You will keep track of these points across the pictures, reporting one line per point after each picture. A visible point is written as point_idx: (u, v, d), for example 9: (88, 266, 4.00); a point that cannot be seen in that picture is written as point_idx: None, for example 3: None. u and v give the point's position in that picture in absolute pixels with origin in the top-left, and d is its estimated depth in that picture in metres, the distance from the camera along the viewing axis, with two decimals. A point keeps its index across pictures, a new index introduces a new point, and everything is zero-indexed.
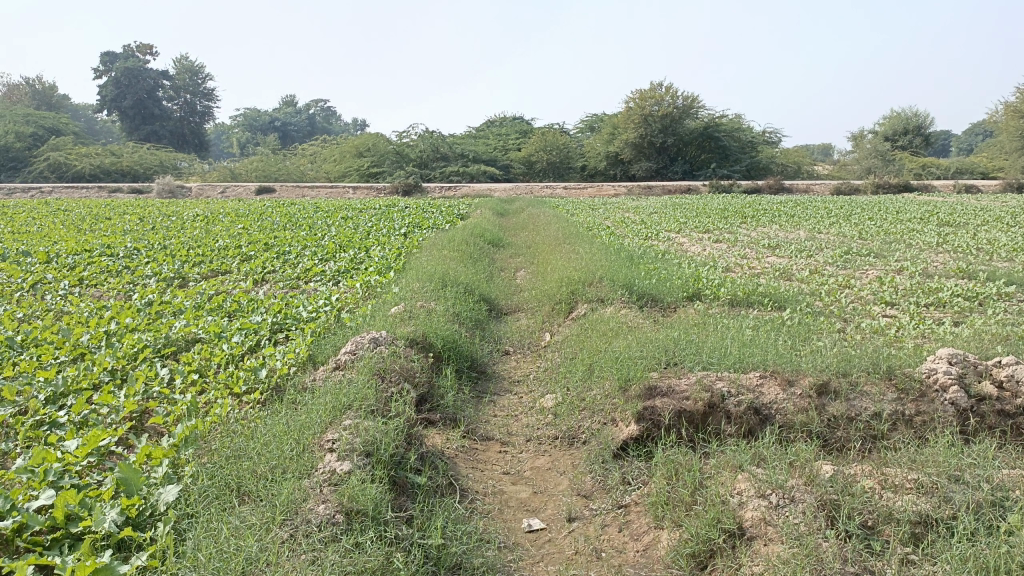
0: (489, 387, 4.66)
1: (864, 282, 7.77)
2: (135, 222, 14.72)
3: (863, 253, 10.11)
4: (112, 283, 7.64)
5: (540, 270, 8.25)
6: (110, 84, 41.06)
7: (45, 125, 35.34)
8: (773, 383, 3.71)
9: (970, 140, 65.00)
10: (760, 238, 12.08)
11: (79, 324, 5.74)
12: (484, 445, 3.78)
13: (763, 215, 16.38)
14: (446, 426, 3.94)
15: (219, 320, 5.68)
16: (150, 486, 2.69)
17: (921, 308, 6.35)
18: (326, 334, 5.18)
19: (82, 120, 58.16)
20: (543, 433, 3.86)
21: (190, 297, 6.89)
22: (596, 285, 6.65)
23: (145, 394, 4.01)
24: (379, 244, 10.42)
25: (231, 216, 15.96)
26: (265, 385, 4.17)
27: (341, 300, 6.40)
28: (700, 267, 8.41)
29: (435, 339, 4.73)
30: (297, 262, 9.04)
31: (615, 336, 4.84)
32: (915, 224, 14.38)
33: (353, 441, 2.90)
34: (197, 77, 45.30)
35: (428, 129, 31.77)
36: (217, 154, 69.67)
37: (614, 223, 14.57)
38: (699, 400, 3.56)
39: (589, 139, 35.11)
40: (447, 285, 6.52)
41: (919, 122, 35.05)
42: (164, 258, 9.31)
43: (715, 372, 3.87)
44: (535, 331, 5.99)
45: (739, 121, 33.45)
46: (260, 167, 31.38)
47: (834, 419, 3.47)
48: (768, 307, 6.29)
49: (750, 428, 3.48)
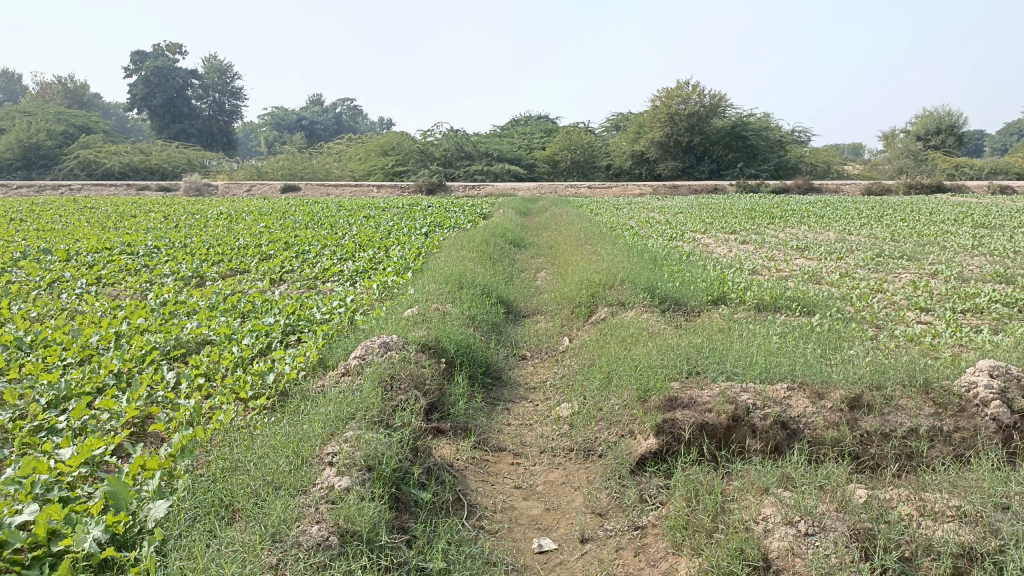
0: (503, 395, 4.50)
1: (897, 286, 7.49)
2: (159, 220, 14.77)
3: (895, 256, 9.81)
4: (129, 283, 7.59)
5: (561, 272, 8.08)
6: (140, 83, 41.50)
7: (76, 123, 35.77)
8: (802, 396, 3.51)
9: (1004, 140, 63.86)
10: (788, 239, 11.80)
11: (91, 324, 5.66)
12: (496, 456, 3.61)
13: (790, 216, 16.05)
14: (456, 436, 3.79)
15: (230, 321, 5.56)
16: (141, 501, 2.56)
17: (957, 315, 6.08)
18: (338, 337, 5.06)
19: (112, 118, 58.89)
20: (558, 445, 3.70)
21: (204, 297, 6.79)
22: (617, 287, 6.46)
23: (149, 399, 3.90)
24: (400, 244, 10.30)
25: (254, 214, 15.95)
26: (272, 391, 4.05)
27: (356, 301, 6.28)
28: (726, 270, 8.20)
29: (448, 344, 4.57)
30: (316, 262, 8.94)
31: (635, 342, 4.66)
32: (949, 225, 13.99)
33: (355, 454, 2.75)
34: (225, 76, 45.61)
35: (453, 128, 31.68)
36: (244, 152, 70.25)
37: (638, 223, 14.37)
38: (722, 413, 3.38)
39: (615, 138, 34.81)
40: (464, 287, 6.37)
41: (952, 121, 34.32)
42: (183, 257, 9.26)
43: (739, 383, 3.68)
44: (553, 335, 5.82)
45: (767, 120, 32.97)
46: (286, 165, 31.49)
47: (867, 435, 3.27)
48: (797, 311, 6.06)
49: (776, 443, 3.30)
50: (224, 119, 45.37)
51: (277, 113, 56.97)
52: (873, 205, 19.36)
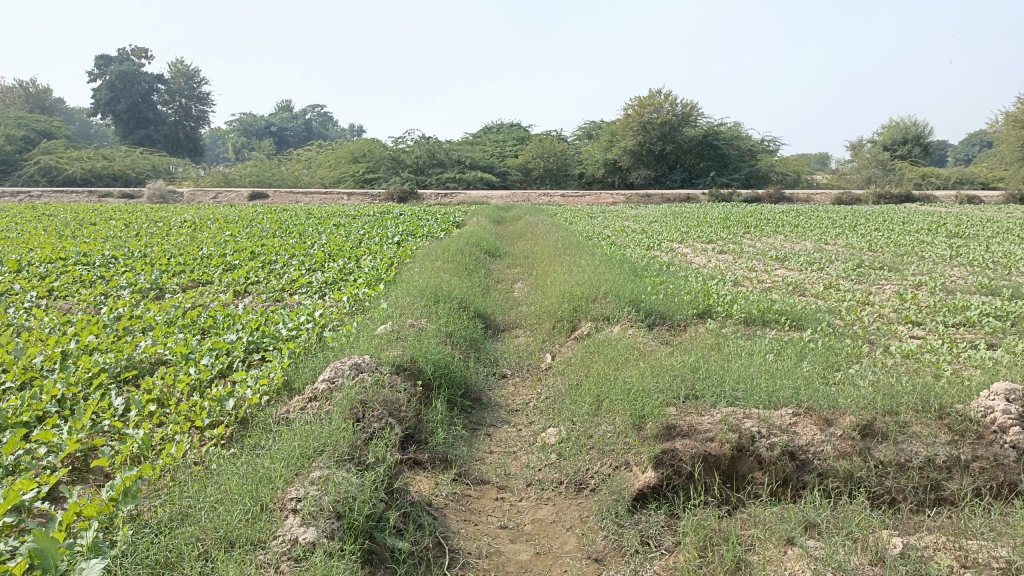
0: (484, 419, 4.18)
1: (884, 299, 7.31)
2: (121, 228, 14.26)
3: (875, 266, 9.69)
4: (82, 295, 7.17)
5: (539, 283, 7.81)
6: (104, 88, 40.54)
7: (37, 128, 34.75)
8: (809, 423, 3.25)
9: (967, 151, 65.26)
10: (766, 249, 11.66)
11: (36, 341, 5.24)
12: (479, 490, 3.30)
13: (766, 225, 15.95)
14: (435, 468, 3.46)
15: (189, 338, 5.19)
16: (74, 558, 2.19)
17: (950, 329, 5.90)
18: (305, 356, 4.72)
19: (74, 123, 57.59)
20: (546, 477, 3.39)
21: (163, 311, 6.39)
22: (600, 301, 6.19)
23: (93, 429, 3.53)
24: (371, 253, 9.94)
25: (219, 222, 15.43)
26: (231, 419, 3.70)
27: (324, 315, 5.92)
28: (708, 281, 7.97)
29: (425, 364, 4.24)
30: (283, 273, 8.57)
31: (625, 362, 4.38)
32: (924, 235, 13.99)
33: (322, 498, 2.42)
34: (193, 81, 44.75)
35: (424, 136, 31.33)
36: (211, 158, 69.20)
37: (614, 232, 14.16)
38: (726, 443, 3.12)
39: (587, 146, 34.73)
40: (439, 301, 6.05)
41: (918, 131, 34.75)
42: (143, 267, 8.83)
43: (741, 409, 3.41)
44: (534, 351, 5.53)
45: (738, 130, 33.08)
46: (254, 172, 30.88)
47: (881, 466, 3.03)
48: (787, 325, 5.82)
49: (785, 475, 3.04)
50: (190, 124, 44.51)
51: (244, 120, 56.16)
52: (845, 214, 19.38)
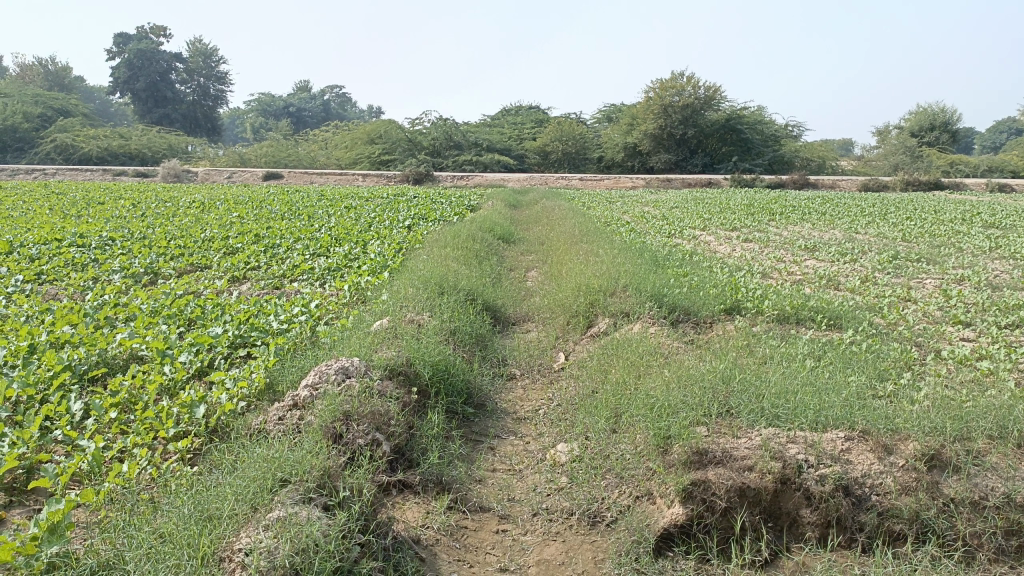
0: (488, 430, 3.73)
1: (926, 295, 6.77)
2: (127, 207, 13.93)
3: (913, 258, 9.11)
4: (71, 280, 6.80)
5: (554, 273, 7.34)
6: (123, 66, 40.33)
7: (55, 106, 34.52)
8: (865, 450, 2.78)
9: (996, 139, 63.94)
10: (794, 238, 11.12)
11: (8, 330, 4.86)
12: (478, 520, 2.85)
13: (791, 212, 15.36)
14: (427, 492, 3.00)
15: (170, 331, 4.77)
16: None
17: (1003, 331, 5.37)
18: (295, 353, 4.29)
19: (94, 102, 57.54)
20: (555, 505, 2.93)
21: (151, 298, 5.98)
22: (619, 295, 5.71)
23: (41, 441, 3.13)
24: (379, 238, 9.51)
25: (228, 203, 15.05)
26: (200, 429, 3.27)
27: (321, 306, 5.49)
28: (735, 272, 7.47)
29: (422, 367, 3.79)
30: (285, 258, 8.14)
31: (647, 368, 3.90)
32: (959, 225, 13.33)
33: (276, 549, 1.99)
34: (211, 60, 44.38)
35: (442, 117, 30.87)
36: (230, 138, 68.99)
37: (634, 218, 13.60)
38: (768, 474, 2.66)
39: (606, 130, 34.06)
40: (444, 292, 5.59)
41: (946, 118, 33.75)
42: (140, 249, 8.46)
43: (782, 431, 2.92)
44: (546, 348, 5.06)
45: (761, 114, 32.26)
46: (270, 151, 30.51)
47: (953, 505, 2.57)
48: (824, 325, 5.30)
49: (838, 515, 2.59)
50: (208, 104, 44.19)
51: (262, 100, 55.91)
52: (873, 201, 18.71)
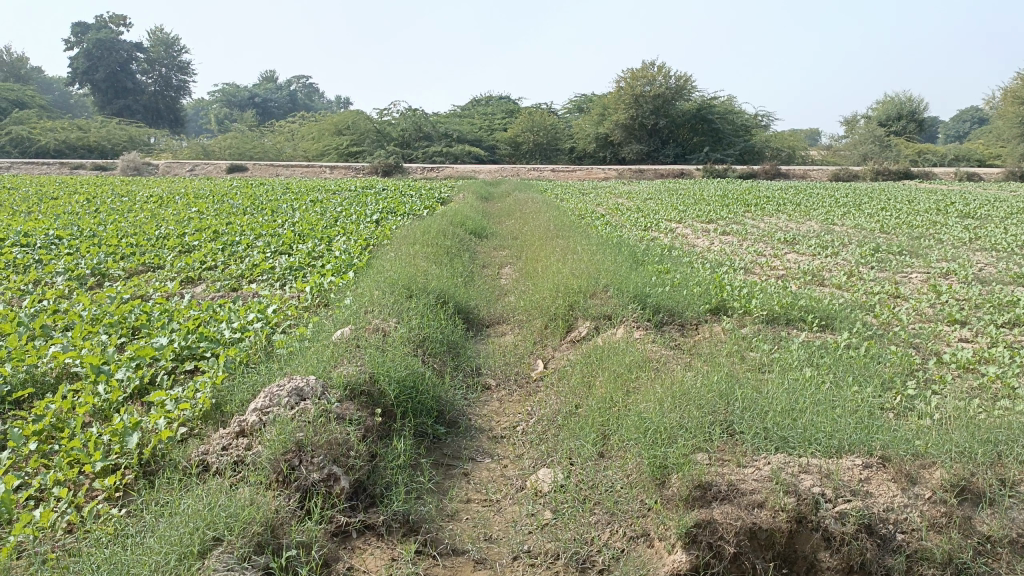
0: (462, 451, 3.36)
1: (915, 291, 6.52)
2: (81, 203, 13.30)
3: (894, 251, 8.89)
4: (8, 283, 6.29)
5: (528, 271, 6.99)
6: (82, 56, 39.13)
7: (10, 98, 33.34)
8: (888, 480, 2.46)
9: (960, 128, 64.83)
10: (772, 229, 10.89)
11: None
12: (450, 567, 2.48)
13: (767, 203, 15.18)
14: (392, 534, 2.63)
15: (109, 343, 4.33)
16: None
17: (1000, 330, 5.11)
18: (248, 366, 3.88)
19: (53, 94, 56.03)
20: (539, 545, 2.58)
21: (93, 304, 5.50)
22: (600, 296, 5.37)
23: None
24: (345, 234, 9.07)
25: (188, 197, 14.45)
26: (132, 461, 2.86)
27: (279, 312, 5.07)
28: (716, 268, 7.17)
29: (386, 385, 3.42)
30: (244, 256, 7.66)
31: (634, 382, 3.56)
32: (934, 215, 13.19)
33: None
34: (173, 50, 43.22)
35: (411, 107, 30.30)
36: (194, 130, 67.55)
37: (608, 211, 13.29)
38: (781, 512, 2.34)
39: (577, 120, 33.77)
40: (413, 294, 5.21)
41: (913, 107, 33.91)
42: (87, 248, 7.95)
43: (792, 458, 2.60)
44: (524, 355, 4.70)
45: (731, 104, 32.18)
46: (235, 143, 29.74)
47: (990, 544, 2.25)
48: (816, 326, 5.00)
49: (862, 560, 2.27)
50: (171, 95, 43.07)
51: (227, 90, 54.73)
52: (846, 191, 18.65)
